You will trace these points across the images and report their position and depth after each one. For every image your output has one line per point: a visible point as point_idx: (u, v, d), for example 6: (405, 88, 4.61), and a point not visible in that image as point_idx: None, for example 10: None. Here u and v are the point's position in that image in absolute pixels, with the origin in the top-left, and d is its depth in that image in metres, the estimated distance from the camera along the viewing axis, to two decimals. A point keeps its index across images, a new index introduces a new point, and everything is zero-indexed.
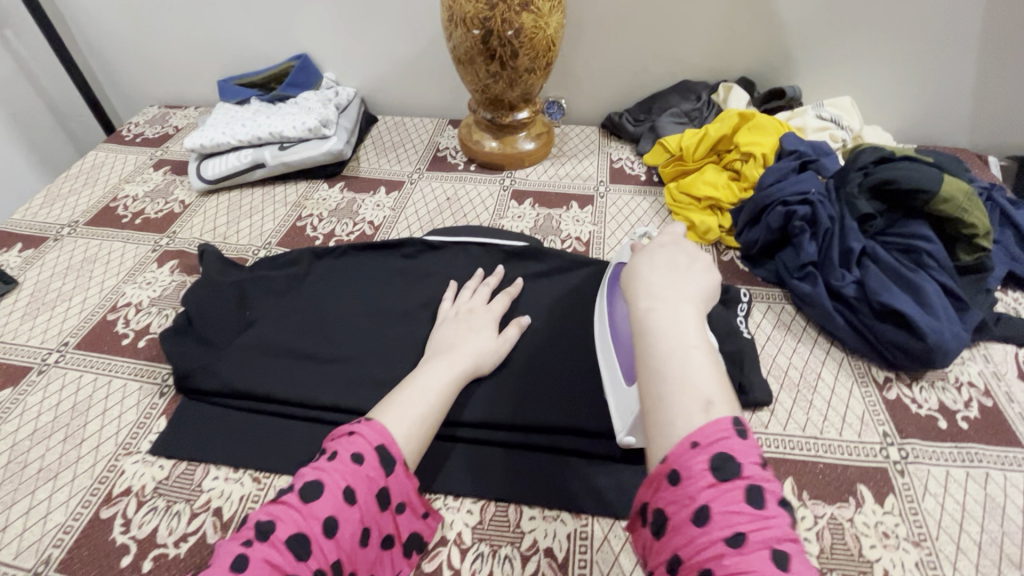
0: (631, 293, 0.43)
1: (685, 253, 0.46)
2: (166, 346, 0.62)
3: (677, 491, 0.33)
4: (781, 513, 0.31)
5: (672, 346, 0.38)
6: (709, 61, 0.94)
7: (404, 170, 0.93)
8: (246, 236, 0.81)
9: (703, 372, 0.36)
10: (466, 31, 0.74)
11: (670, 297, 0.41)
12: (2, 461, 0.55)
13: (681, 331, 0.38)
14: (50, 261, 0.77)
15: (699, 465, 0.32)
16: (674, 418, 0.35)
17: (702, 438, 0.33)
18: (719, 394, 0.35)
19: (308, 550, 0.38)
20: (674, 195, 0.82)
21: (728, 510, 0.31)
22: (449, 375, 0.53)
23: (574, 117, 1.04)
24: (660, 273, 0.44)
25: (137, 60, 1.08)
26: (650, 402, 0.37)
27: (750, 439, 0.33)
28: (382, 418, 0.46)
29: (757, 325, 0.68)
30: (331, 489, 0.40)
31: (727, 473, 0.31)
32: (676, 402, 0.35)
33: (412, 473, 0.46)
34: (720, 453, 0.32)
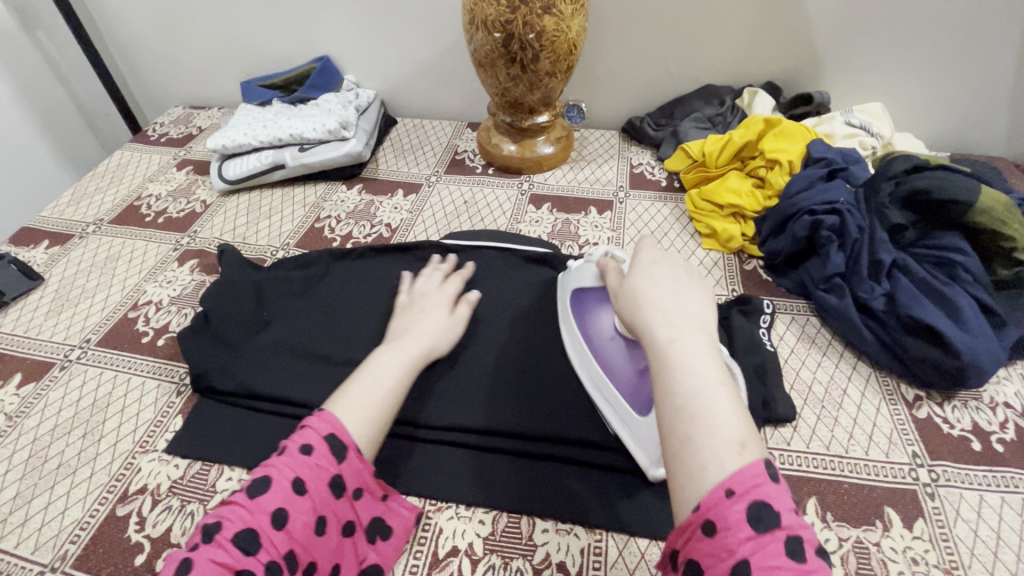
0: (640, 318, 0.41)
1: (683, 269, 0.45)
2: (184, 345, 0.63)
3: (714, 543, 0.31)
4: (818, 562, 0.31)
5: (700, 381, 0.36)
6: (734, 65, 0.92)
7: (422, 172, 0.93)
8: (265, 237, 0.82)
9: (728, 409, 0.35)
10: (487, 34, 0.74)
11: (684, 324, 0.39)
12: (23, 455, 0.56)
13: (704, 362, 0.37)
14: (75, 258, 0.78)
15: (737, 515, 0.31)
16: (705, 463, 0.33)
17: (737, 485, 0.32)
18: (750, 432, 0.34)
19: (257, 543, 0.39)
20: (695, 202, 0.81)
21: (770, 565, 0.30)
22: (398, 362, 0.54)
23: (594, 121, 1.03)
24: (667, 295, 0.41)
25: (163, 61, 1.10)
26: (676, 443, 0.35)
27: (781, 484, 0.33)
28: (334, 410, 0.47)
29: (780, 337, 0.66)
30: (279, 483, 0.42)
31: (765, 524, 0.31)
32: (712, 446, 0.33)
33: (367, 459, 0.47)
34: (756, 500, 0.31)
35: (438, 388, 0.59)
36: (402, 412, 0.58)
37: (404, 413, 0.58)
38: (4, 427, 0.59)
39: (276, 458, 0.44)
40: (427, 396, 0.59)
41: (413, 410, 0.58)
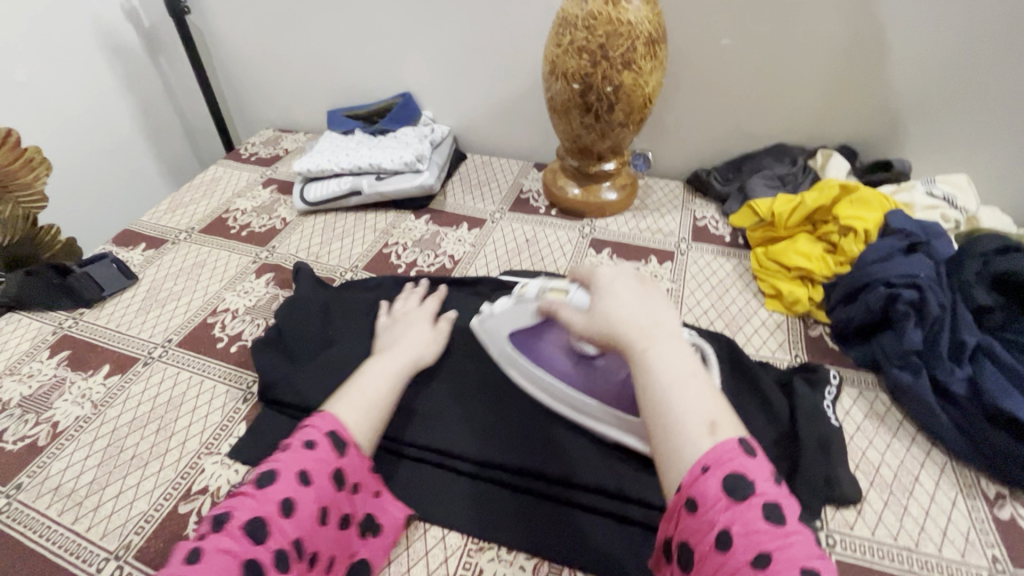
0: (614, 331, 0.44)
1: (636, 277, 0.48)
2: (255, 353, 0.66)
3: (697, 519, 0.34)
4: (801, 528, 0.34)
5: (670, 380, 0.39)
6: (809, 124, 0.91)
7: (488, 209, 0.96)
8: (336, 258, 0.86)
9: (700, 399, 0.39)
10: (566, 84, 0.77)
11: (653, 331, 0.42)
12: (103, 443, 0.60)
13: (675, 364, 0.40)
14: (167, 262, 0.85)
15: (714, 488, 0.34)
16: (685, 450, 0.37)
17: (714, 462, 0.35)
18: (721, 414, 0.38)
19: (265, 530, 0.41)
20: (760, 260, 0.80)
21: (749, 531, 0.33)
22: (392, 370, 0.58)
23: (660, 170, 1.04)
24: (635, 304, 0.45)
25: (263, 88, 1.20)
26: (660, 436, 0.38)
27: (759, 458, 0.36)
28: (335, 410, 0.51)
29: (846, 411, 0.63)
30: (286, 475, 0.44)
31: (742, 492, 0.34)
32: (688, 433, 0.37)
33: (365, 455, 0.50)
34: (733, 472, 0.35)
35: (485, 425, 0.60)
36: (460, 446, 0.58)
37: (448, 446, 0.58)
38: (89, 415, 0.63)
39: (282, 454, 0.46)
40: (473, 430, 0.60)
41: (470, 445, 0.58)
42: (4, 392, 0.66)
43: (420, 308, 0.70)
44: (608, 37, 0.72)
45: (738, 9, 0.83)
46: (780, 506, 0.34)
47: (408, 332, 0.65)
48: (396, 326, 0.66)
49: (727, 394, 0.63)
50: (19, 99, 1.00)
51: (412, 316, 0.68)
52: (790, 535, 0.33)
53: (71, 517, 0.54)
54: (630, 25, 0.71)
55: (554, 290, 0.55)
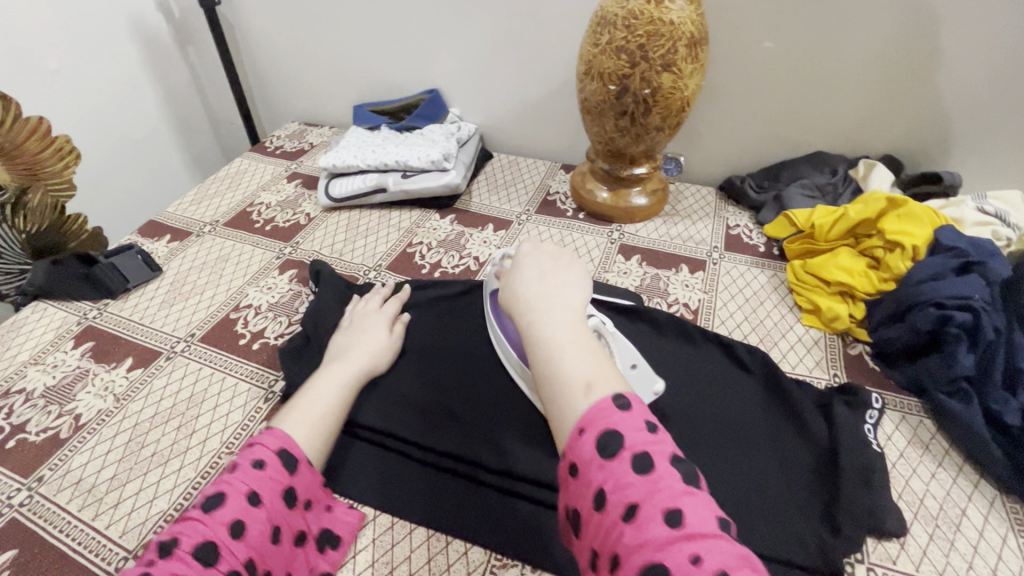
0: (513, 311, 0.50)
1: (550, 258, 0.54)
2: (282, 356, 0.66)
3: (579, 483, 0.38)
4: (669, 470, 0.36)
5: (551, 348, 0.44)
6: (851, 133, 0.88)
7: (514, 210, 0.94)
8: (360, 255, 0.85)
9: (578, 364, 0.43)
10: (602, 85, 0.74)
11: (546, 307, 0.47)
12: (124, 438, 0.60)
13: (557, 333, 0.45)
14: (190, 255, 0.84)
15: (588, 450, 0.38)
16: (564, 412, 0.41)
17: (587, 424, 0.39)
18: (600, 377, 0.42)
19: (214, 554, 0.41)
20: (798, 273, 0.77)
21: (621, 485, 0.36)
22: (339, 377, 0.59)
23: (690, 175, 1.01)
24: (534, 285, 0.50)
25: (289, 81, 1.19)
26: (546, 402, 0.43)
27: (632, 411, 0.39)
28: (282, 427, 0.52)
29: (888, 436, 0.61)
30: (234, 496, 0.44)
31: (613, 449, 0.38)
32: (564, 396, 0.42)
33: (315, 471, 0.51)
34: (603, 431, 0.38)
35: (469, 423, 0.59)
36: (482, 456, 0.56)
37: (431, 442, 0.58)
38: (111, 408, 0.63)
39: (227, 475, 0.46)
40: (459, 428, 0.59)
41: (492, 456, 0.56)
42: (28, 382, 0.66)
43: (380, 310, 0.70)
44: (648, 38, 0.69)
45: (783, 12, 0.79)
46: (648, 455, 0.37)
47: (361, 336, 0.65)
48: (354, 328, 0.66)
49: (762, 414, 0.61)
50: (51, 86, 1.01)
51: (368, 318, 0.67)
52: (658, 482, 0.36)
53: (91, 513, 0.53)
54: (672, 26, 0.69)
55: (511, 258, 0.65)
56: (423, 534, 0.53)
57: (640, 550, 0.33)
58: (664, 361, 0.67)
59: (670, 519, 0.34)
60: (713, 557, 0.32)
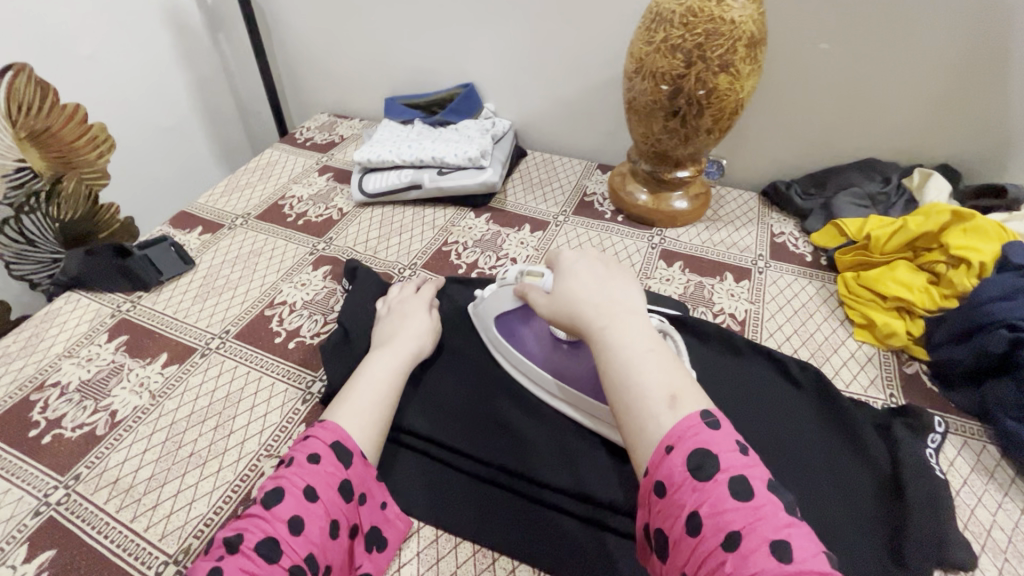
0: (577, 315, 0.49)
1: (598, 263, 0.53)
2: (325, 347, 0.65)
3: (669, 503, 0.38)
4: (767, 495, 0.36)
5: (629, 358, 0.44)
6: (907, 140, 0.84)
7: (550, 210, 0.92)
8: (394, 253, 0.83)
9: (659, 373, 0.43)
10: (653, 85, 0.72)
11: (615, 314, 0.47)
12: (161, 437, 0.58)
13: (632, 342, 0.45)
14: (223, 248, 0.83)
15: (679, 468, 0.38)
16: (648, 425, 0.41)
17: (676, 442, 0.39)
18: (683, 389, 0.42)
19: (277, 549, 0.41)
20: (850, 286, 0.74)
21: (718, 510, 0.36)
22: (390, 367, 0.57)
23: (732, 179, 0.98)
24: (597, 290, 0.50)
25: (320, 71, 1.17)
26: (625, 412, 0.43)
27: (721, 430, 0.39)
28: (334, 418, 0.51)
29: (950, 462, 0.58)
30: (292, 491, 0.44)
31: (706, 470, 0.37)
32: (648, 407, 0.41)
33: (369, 464, 0.50)
34: (696, 451, 0.38)
35: (519, 435, 0.58)
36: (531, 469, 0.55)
37: (481, 453, 0.56)
38: (147, 405, 0.61)
39: (286, 470, 0.47)
40: (508, 440, 0.57)
41: (541, 470, 0.55)
42: (63, 375, 0.65)
43: (416, 296, 0.68)
44: (707, 37, 0.66)
45: (843, 12, 0.76)
46: (745, 480, 0.37)
47: (404, 323, 0.63)
48: (395, 315, 0.65)
49: (817, 434, 0.59)
50: (84, 72, 1.00)
51: (408, 303, 0.67)
52: (759, 509, 0.35)
53: (129, 514, 0.52)
54: (732, 25, 0.66)
55: (528, 274, 0.59)
56: (470, 549, 0.51)
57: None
58: (715, 374, 0.65)
59: (777, 550, 0.33)
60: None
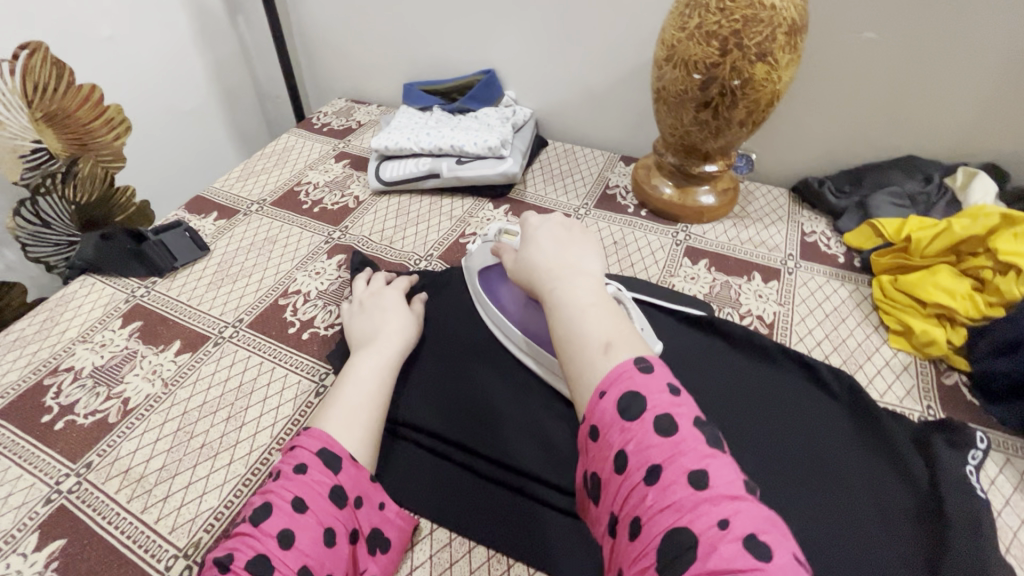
0: (534, 278, 0.51)
1: (564, 229, 0.56)
2: (330, 353, 0.64)
3: (600, 446, 0.37)
4: (691, 431, 0.35)
5: (572, 311, 0.45)
6: (950, 138, 0.80)
7: (571, 203, 0.89)
8: (411, 243, 0.81)
9: (600, 325, 0.43)
10: (686, 74, 0.68)
11: (566, 275, 0.48)
12: (173, 427, 0.58)
13: (577, 297, 0.46)
14: (238, 234, 0.82)
15: (608, 411, 0.37)
16: (584, 371, 0.41)
17: (608, 385, 0.38)
18: (619, 338, 0.42)
19: (267, 566, 0.40)
20: (887, 290, 0.70)
21: (644, 448, 0.34)
22: (378, 364, 0.57)
23: (764, 174, 0.94)
24: (553, 256, 0.51)
25: (338, 55, 1.15)
26: (566, 361, 0.43)
27: (653, 373, 0.38)
28: (322, 427, 0.50)
29: (991, 481, 0.55)
30: (281, 506, 0.43)
31: (633, 411, 0.36)
32: (584, 353, 0.41)
33: (362, 466, 0.49)
34: (625, 392, 0.37)
35: (513, 424, 0.57)
36: (545, 472, 0.53)
37: (473, 443, 0.55)
38: (159, 393, 0.61)
39: (274, 483, 0.45)
40: (501, 431, 0.56)
41: (556, 475, 0.53)
42: (77, 360, 0.64)
43: (391, 288, 0.68)
44: (745, 23, 0.62)
45: None
46: (671, 417, 0.35)
47: (384, 319, 0.63)
48: (371, 311, 0.64)
49: (849, 448, 0.56)
50: (102, 53, 0.99)
51: (384, 297, 0.66)
52: (681, 444, 0.34)
53: (140, 505, 0.51)
54: (773, 10, 0.62)
55: (507, 233, 0.66)
56: (483, 555, 0.49)
57: (664, 514, 0.32)
58: (741, 380, 0.62)
59: (694, 481, 0.32)
60: (739, 521, 0.31)
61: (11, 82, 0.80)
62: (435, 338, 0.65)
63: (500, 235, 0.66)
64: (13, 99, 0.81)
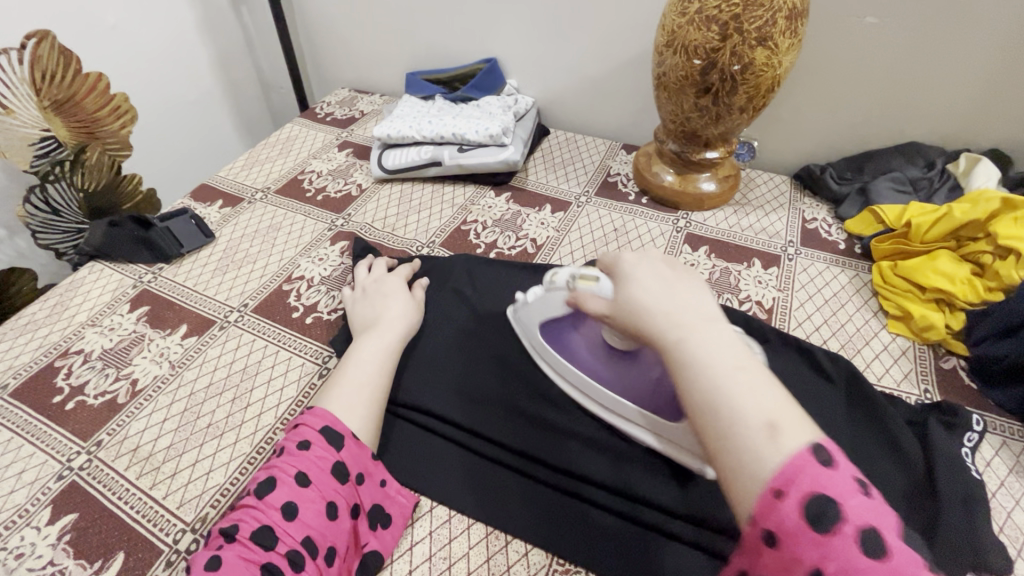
0: (645, 326, 0.42)
1: (664, 261, 0.46)
2: (333, 337, 0.65)
3: (779, 555, 0.30)
4: (904, 549, 0.28)
5: (714, 373, 0.36)
6: (953, 124, 0.79)
7: (573, 191, 0.89)
8: (413, 231, 0.82)
9: (754, 394, 0.35)
10: (686, 59, 0.68)
11: (693, 323, 0.40)
12: (180, 407, 0.59)
13: (718, 354, 0.37)
14: (242, 222, 0.83)
15: (793, 517, 0.30)
16: (744, 460, 0.33)
17: (786, 485, 0.31)
18: (784, 414, 0.34)
19: (272, 537, 0.41)
20: (886, 276, 0.70)
21: (847, 566, 0.28)
22: (379, 347, 0.58)
23: (764, 163, 0.94)
24: (663, 295, 0.42)
25: (342, 45, 1.15)
26: (713, 441, 0.35)
27: (838, 468, 0.31)
28: (326, 406, 0.51)
29: (987, 462, 0.55)
30: (284, 480, 0.44)
31: (828, 520, 0.29)
32: (741, 435, 0.34)
33: (364, 444, 0.50)
34: (811, 495, 0.30)
35: (512, 406, 0.58)
36: (542, 452, 0.54)
37: (471, 423, 0.56)
38: (167, 375, 0.62)
39: (278, 459, 0.47)
40: (501, 413, 0.57)
41: (554, 455, 0.54)
42: (87, 343, 0.66)
43: (393, 274, 0.69)
44: (744, 8, 0.62)
45: None
46: (878, 531, 0.29)
47: (386, 304, 0.64)
48: (373, 297, 0.65)
49: (844, 430, 0.57)
50: (107, 43, 1.00)
51: (386, 284, 0.67)
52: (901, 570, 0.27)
53: (148, 482, 0.53)
54: None
55: (582, 278, 0.51)
56: (482, 531, 0.50)
57: None
58: None
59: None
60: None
61: (20, 71, 0.82)
62: (435, 322, 0.66)
63: (573, 282, 0.52)
64: (21, 88, 0.83)
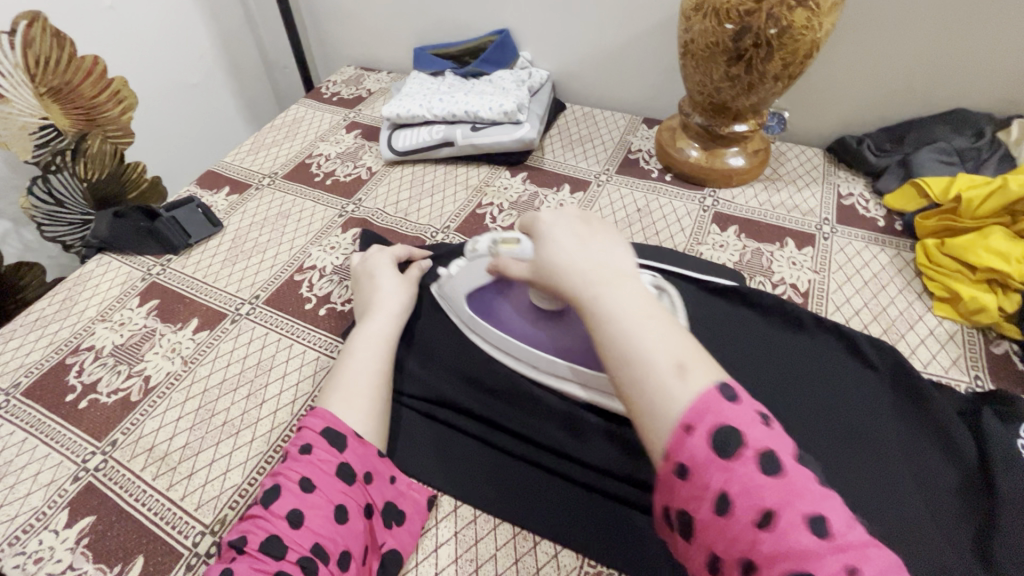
0: (562, 282, 0.42)
1: (580, 221, 0.47)
2: (346, 329, 0.63)
3: (690, 486, 0.31)
4: (797, 468, 0.31)
5: (629, 323, 0.37)
6: (1006, 87, 0.73)
7: (592, 169, 0.85)
8: (426, 215, 0.79)
9: (664, 339, 0.36)
10: (717, 24, 0.63)
11: (609, 278, 0.40)
12: (194, 404, 0.57)
13: (631, 305, 0.38)
14: (250, 210, 0.80)
15: (702, 449, 0.31)
16: (659, 404, 0.33)
17: (695, 419, 0.32)
18: (692, 357, 0.35)
19: (281, 546, 0.40)
20: (931, 255, 0.66)
21: (751, 490, 0.30)
22: (375, 335, 0.56)
23: (794, 134, 0.89)
24: (581, 252, 0.43)
25: (346, 21, 1.11)
26: (627, 388, 0.35)
27: (741, 403, 0.33)
28: (328, 406, 0.49)
29: None
30: (289, 487, 0.43)
31: (732, 448, 0.31)
32: (655, 381, 0.34)
33: (369, 442, 0.48)
34: (717, 428, 0.31)
35: (527, 395, 0.56)
36: (563, 444, 0.52)
37: (487, 413, 0.54)
38: (180, 371, 0.60)
39: (282, 465, 0.45)
40: (517, 403, 0.55)
41: (576, 447, 0.52)
42: (97, 340, 0.64)
43: (384, 252, 0.65)
44: None
45: None
46: (773, 453, 0.31)
47: (377, 287, 0.61)
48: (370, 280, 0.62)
49: (890, 420, 0.53)
50: (105, 24, 0.96)
51: (375, 262, 0.64)
52: (794, 485, 0.30)
53: (166, 483, 0.52)
54: None
55: (503, 242, 0.53)
56: (509, 531, 0.48)
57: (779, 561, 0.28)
58: (771, 350, 0.59)
59: (813, 527, 0.28)
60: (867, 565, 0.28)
61: (12, 57, 0.79)
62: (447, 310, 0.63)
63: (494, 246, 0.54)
64: (15, 75, 0.80)
